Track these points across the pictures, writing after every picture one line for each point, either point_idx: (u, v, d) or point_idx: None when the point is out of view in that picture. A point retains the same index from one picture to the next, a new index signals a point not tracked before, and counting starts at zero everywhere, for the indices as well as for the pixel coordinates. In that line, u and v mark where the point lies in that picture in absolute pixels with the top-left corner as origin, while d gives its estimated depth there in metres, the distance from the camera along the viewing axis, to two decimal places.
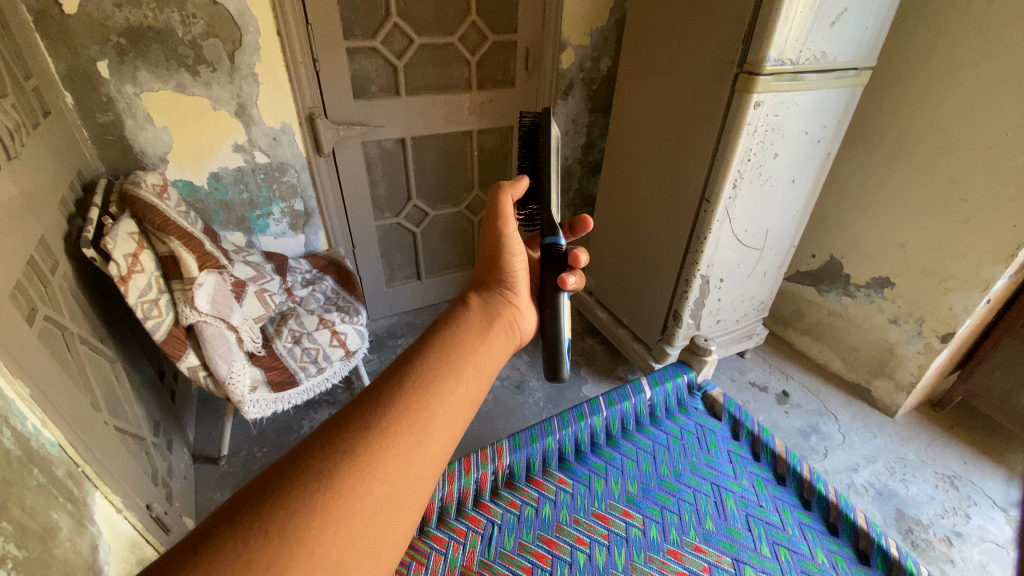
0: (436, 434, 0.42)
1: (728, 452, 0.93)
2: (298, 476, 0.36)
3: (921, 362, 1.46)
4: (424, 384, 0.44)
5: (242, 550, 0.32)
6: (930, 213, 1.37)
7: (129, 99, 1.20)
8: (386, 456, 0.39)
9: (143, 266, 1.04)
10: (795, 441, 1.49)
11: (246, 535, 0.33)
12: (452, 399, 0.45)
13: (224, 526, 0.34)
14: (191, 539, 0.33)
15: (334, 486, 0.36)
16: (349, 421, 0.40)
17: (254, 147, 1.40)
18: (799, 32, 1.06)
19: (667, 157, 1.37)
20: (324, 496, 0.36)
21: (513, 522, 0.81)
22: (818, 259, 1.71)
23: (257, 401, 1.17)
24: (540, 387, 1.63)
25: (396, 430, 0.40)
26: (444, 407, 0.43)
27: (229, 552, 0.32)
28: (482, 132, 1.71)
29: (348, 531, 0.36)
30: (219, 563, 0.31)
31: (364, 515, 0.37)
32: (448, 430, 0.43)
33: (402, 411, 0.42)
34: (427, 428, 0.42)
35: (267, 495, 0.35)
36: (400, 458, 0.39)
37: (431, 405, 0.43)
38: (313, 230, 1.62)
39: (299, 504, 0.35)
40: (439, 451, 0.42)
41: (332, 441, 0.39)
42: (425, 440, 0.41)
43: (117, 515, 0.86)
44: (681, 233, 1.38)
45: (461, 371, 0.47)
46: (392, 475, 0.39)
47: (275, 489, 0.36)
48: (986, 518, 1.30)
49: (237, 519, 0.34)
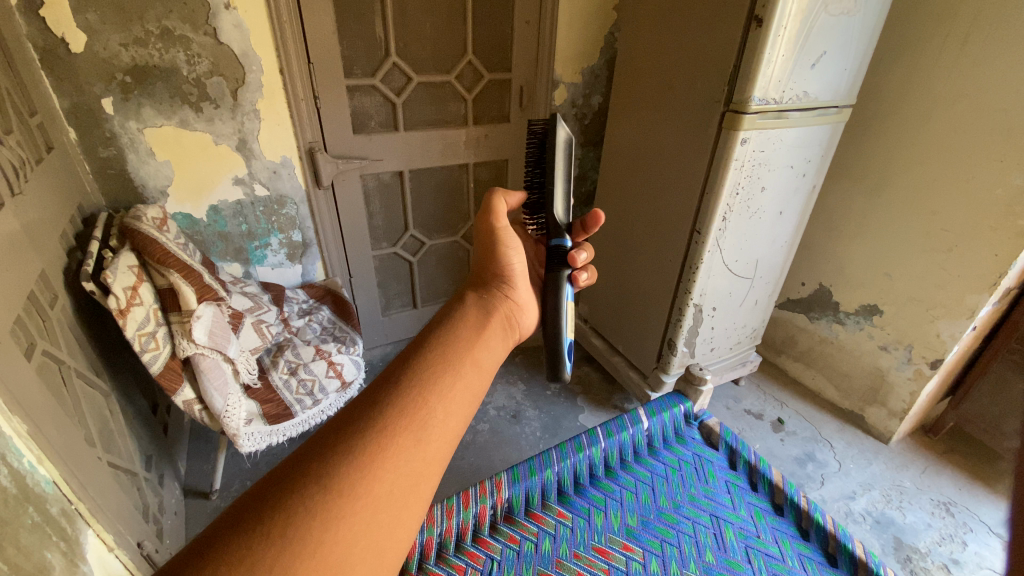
0: (434, 432, 0.42)
1: (726, 483, 0.93)
2: (299, 478, 0.36)
3: (912, 389, 1.48)
4: (420, 382, 0.44)
5: (245, 553, 0.33)
6: (914, 242, 1.41)
7: (132, 134, 1.22)
8: (387, 454, 0.39)
9: (142, 299, 1.05)
10: (791, 469, 1.49)
11: (248, 537, 0.33)
12: (451, 397, 0.44)
13: (227, 530, 0.34)
14: (196, 545, 0.33)
15: (335, 487, 0.36)
16: (348, 423, 0.40)
17: (254, 180, 1.42)
18: (781, 74, 1.11)
19: (658, 189, 1.41)
20: (326, 497, 0.36)
21: (513, 558, 0.80)
22: (807, 287, 1.74)
23: (251, 434, 1.15)
24: (537, 417, 1.63)
25: (395, 430, 0.40)
26: (442, 405, 0.43)
27: (233, 556, 0.32)
28: (478, 165, 1.76)
29: (350, 530, 0.36)
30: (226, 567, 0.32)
31: (367, 513, 0.36)
32: (447, 428, 0.43)
33: (400, 410, 0.41)
34: (426, 426, 0.42)
35: (269, 499, 0.35)
36: (400, 455, 0.39)
37: (428, 403, 0.43)
38: (310, 260, 1.63)
39: (301, 506, 0.35)
40: (440, 448, 0.42)
41: (331, 443, 0.39)
42: (424, 438, 0.41)
43: (109, 554, 0.85)
44: (673, 262, 1.41)
45: (457, 370, 0.47)
46: (393, 473, 0.38)
47: (277, 492, 0.36)
48: (983, 544, 1.30)
49: (241, 523, 0.34)
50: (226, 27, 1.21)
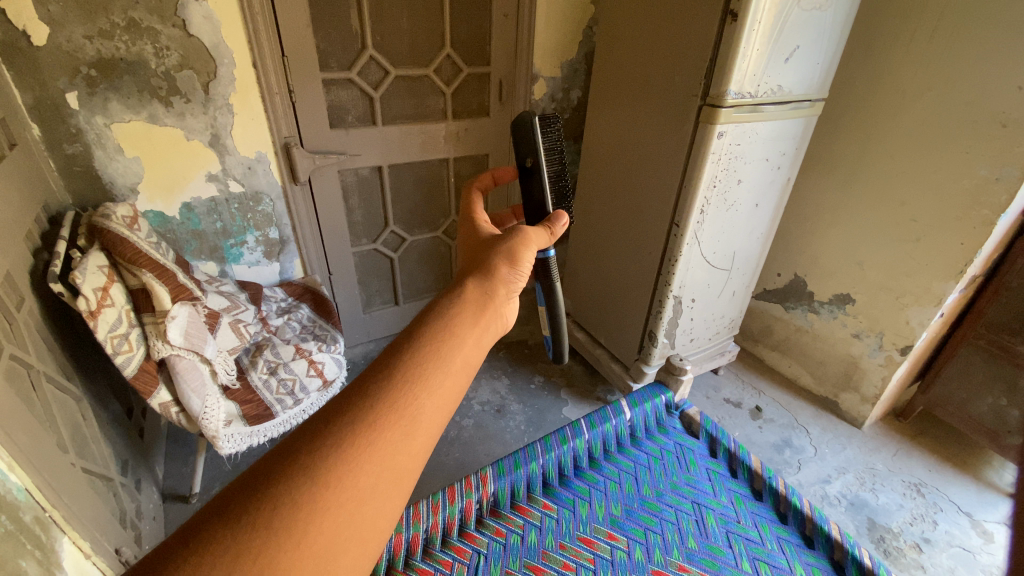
0: (422, 426, 0.39)
1: (707, 470, 0.95)
2: (283, 468, 0.35)
3: (883, 374, 1.53)
4: (412, 373, 0.41)
5: (231, 543, 0.32)
6: (884, 232, 1.45)
7: (98, 130, 1.18)
8: (373, 448, 0.37)
9: (113, 299, 1.02)
10: (770, 455, 1.53)
11: (235, 527, 0.33)
12: (442, 389, 0.41)
13: (214, 518, 0.33)
14: (183, 532, 0.32)
15: (320, 478, 0.35)
16: (336, 413, 0.38)
17: (228, 177, 1.39)
18: (756, 68, 1.13)
19: (637, 183, 1.42)
20: (310, 489, 0.34)
21: (499, 550, 0.80)
22: (783, 278, 1.78)
23: (231, 435, 1.14)
24: (521, 411, 1.63)
25: (383, 423, 0.38)
26: (432, 398, 0.40)
27: (216, 547, 0.32)
28: (458, 160, 1.75)
29: (335, 521, 0.35)
30: (212, 558, 0.31)
31: (351, 506, 0.35)
32: (435, 423, 0.40)
33: (388, 401, 0.39)
34: (415, 420, 0.39)
35: (255, 488, 0.34)
36: (386, 449, 0.37)
37: (418, 397, 0.40)
38: (288, 257, 1.60)
39: (286, 496, 0.34)
40: (426, 442, 0.40)
41: (318, 433, 0.37)
42: (412, 432, 0.39)
43: (86, 561, 0.82)
44: (653, 255, 1.42)
45: (451, 360, 0.43)
46: (378, 467, 0.37)
47: (261, 483, 0.34)
48: (952, 523, 1.35)
49: (227, 513, 0.33)
50: (195, 19, 1.18)
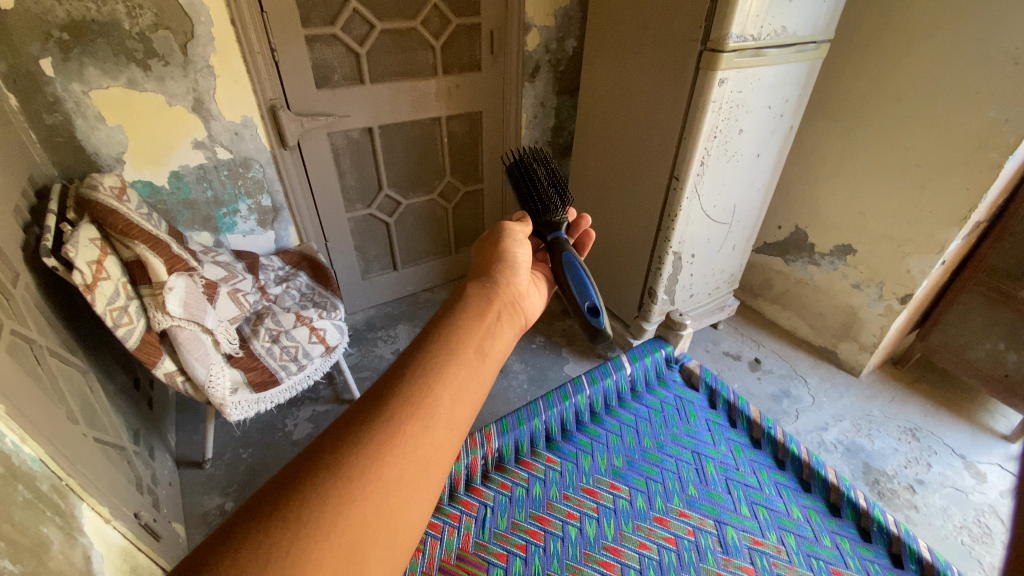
0: (440, 418, 0.40)
1: (706, 421, 0.97)
2: (310, 466, 0.35)
3: (883, 323, 1.54)
4: (427, 368, 0.42)
5: (263, 536, 0.32)
6: (888, 180, 1.43)
7: (76, 98, 1.14)
8: (395, 441, 0.38)
9: (108, 272, 1.01)
10: (768, 405, 1.56)
11: (267, 521, 0.32)
12: (457, 381, 0.43)
13: (245, 516, 0.33)
14: (218, 535, 0.32)
15: (346, 473, 0.35)
16: (357, 412, 0.39)
17: (215, 143, 1.35)
18: (760, 8, 1.08)
19: (635, 136, 1.39)
20: (337, 483, 0.35)
21: (505, 503, 0.83)
22: (784, 230, 1.77)
23: (238, 402, 1.15)
24: (523, 370, 1.65)
25: (403, 416, 0.39)
26: (448, 391, 0.42)
27: (251, 540, 0.32)
28: (450, 119, 1.70)
29: (363, 513, 0.35)
30: (244, 554, 0.31)
31: (379, 498, 0.35)
32: (454, 415, 0.41)
33: (406, 396, 0.40)
34: (433, 412, 0.40)
35: (282, 485, 0.34)
36: (407, 442, 0.38)
37: (434, 390, 0.41)
38: (282, 225, 1.58)
39: (313, 491, 0.34)
40: (448, 435, 0.40)
41: (341, 433, 0.38)
42: (431, 424, 0.39)
43: (106, 526, 0.84)
44: (653, 210, 1.40)
45: (463, 355, 0.44)
46: (402, 460, 0.37)
47: (290, 480, 0.35)
48: (946, 465, 1.39)
49: (257, 510, 0.33)
50: None
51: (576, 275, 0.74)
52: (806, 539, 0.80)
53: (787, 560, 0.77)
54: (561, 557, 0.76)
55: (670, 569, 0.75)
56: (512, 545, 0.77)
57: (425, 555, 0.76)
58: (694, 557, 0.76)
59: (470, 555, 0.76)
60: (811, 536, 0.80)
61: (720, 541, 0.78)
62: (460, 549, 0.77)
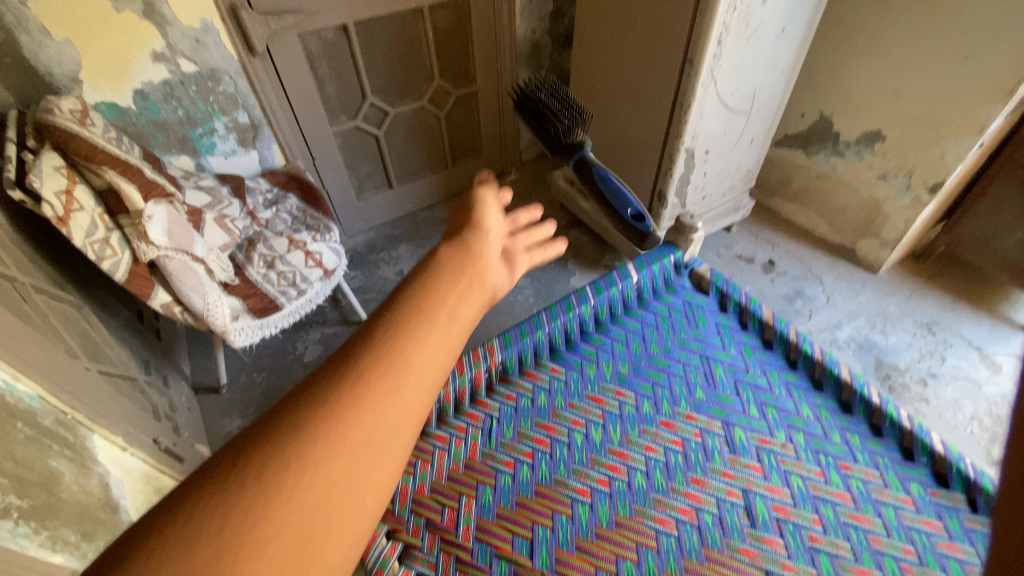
0: (426, 352, 0.34)
1: (716, 325, 0.93)
2: (269, 418, 0.29)
3: (907, 216, 1.45)
4: (409, 301, 0.36)
5: (204, 503, 0.25)
6: (929, 52, 1.26)
7: (15, 10, 1.01)
8: (370, 377, 0.31)
9: (81, 202, 0.95)
10: (781, 306, 1.52)
11: (212, 486, 0.26)
12: (444, 310, 0.36)
13: (188, 483, 0.27)
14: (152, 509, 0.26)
15: (310, 421, 0.29)
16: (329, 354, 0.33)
17: (177, 54, 1.22)
18: None
19: (642, 16, 1.22)
20: (300, 431, 0.28)
21: (511, 413, 0.82)
22: (807, 119, 1.62)
23: (241, 329, 1.14)
24: (529, 284, 1.62)
25: (379, 353, 0.32)
26: (433, 321, 0.35)
27: (191, 506, 0.25)
28: (434, 10, 1.52)
29: (334, 466, 0.28)
30: (182, 524, 0.24)
31: (352, 448, 0.29)
32: (443, 349, 0.35)
33: (385, 330, 0.34)
34: (417, 345, 0.34)
35: (235, 448, 0.28)
36: (387, 380, 0.31)
37: (418, 323, 0.35)
38: (264, 143, 1.49)
39: (270, 442, 0.28)
40: (436, 370, 0.34)
41: (310, 378, 0.32)
42: (414, 358, 0.33)
43: (123, 454, 0.87)
44: (663, 103, 1.27)
45: (449, 287, 0.39)
46: (383, 400, 0.31)
47: (246, 437, 0.29)
48: (960, 358, 1.38)
49: (202, 475, 0.27)
50: None
51: (610, 185, 0.71)
52: (815, 437, 0.79)
53: (795, 457, 0.77)
54: (567, 463, 0.76)
55: (675, 470, 0.75)
56: (519, 453, 0.78)
57: (433, 466, 0.77)
58: (700, 458, 0.76)
59: (479, 464, 0.77)
60: (821, 433, 0.80)
61: (728, 442, 0.78)
62: (468, 459, 0.77)
